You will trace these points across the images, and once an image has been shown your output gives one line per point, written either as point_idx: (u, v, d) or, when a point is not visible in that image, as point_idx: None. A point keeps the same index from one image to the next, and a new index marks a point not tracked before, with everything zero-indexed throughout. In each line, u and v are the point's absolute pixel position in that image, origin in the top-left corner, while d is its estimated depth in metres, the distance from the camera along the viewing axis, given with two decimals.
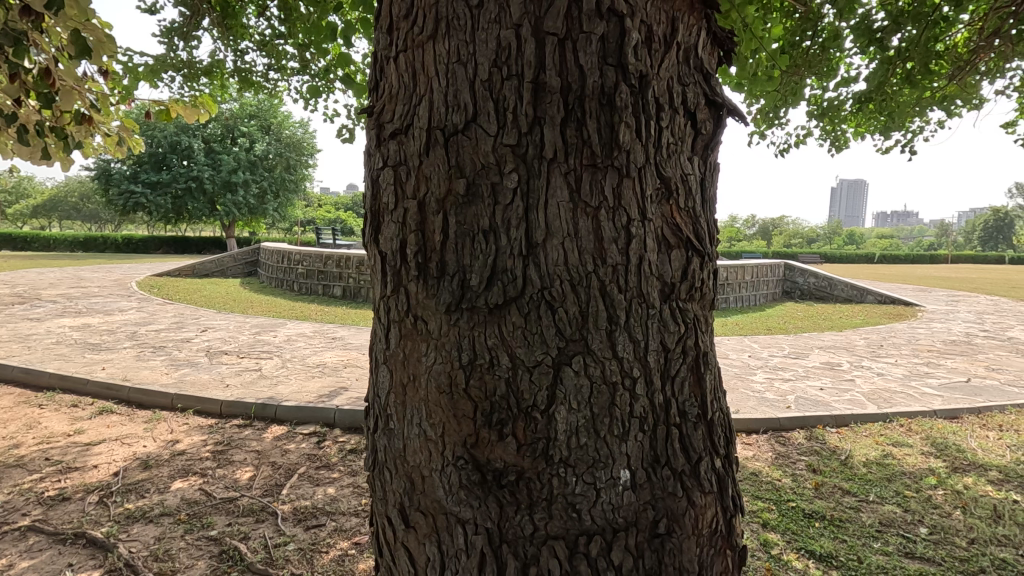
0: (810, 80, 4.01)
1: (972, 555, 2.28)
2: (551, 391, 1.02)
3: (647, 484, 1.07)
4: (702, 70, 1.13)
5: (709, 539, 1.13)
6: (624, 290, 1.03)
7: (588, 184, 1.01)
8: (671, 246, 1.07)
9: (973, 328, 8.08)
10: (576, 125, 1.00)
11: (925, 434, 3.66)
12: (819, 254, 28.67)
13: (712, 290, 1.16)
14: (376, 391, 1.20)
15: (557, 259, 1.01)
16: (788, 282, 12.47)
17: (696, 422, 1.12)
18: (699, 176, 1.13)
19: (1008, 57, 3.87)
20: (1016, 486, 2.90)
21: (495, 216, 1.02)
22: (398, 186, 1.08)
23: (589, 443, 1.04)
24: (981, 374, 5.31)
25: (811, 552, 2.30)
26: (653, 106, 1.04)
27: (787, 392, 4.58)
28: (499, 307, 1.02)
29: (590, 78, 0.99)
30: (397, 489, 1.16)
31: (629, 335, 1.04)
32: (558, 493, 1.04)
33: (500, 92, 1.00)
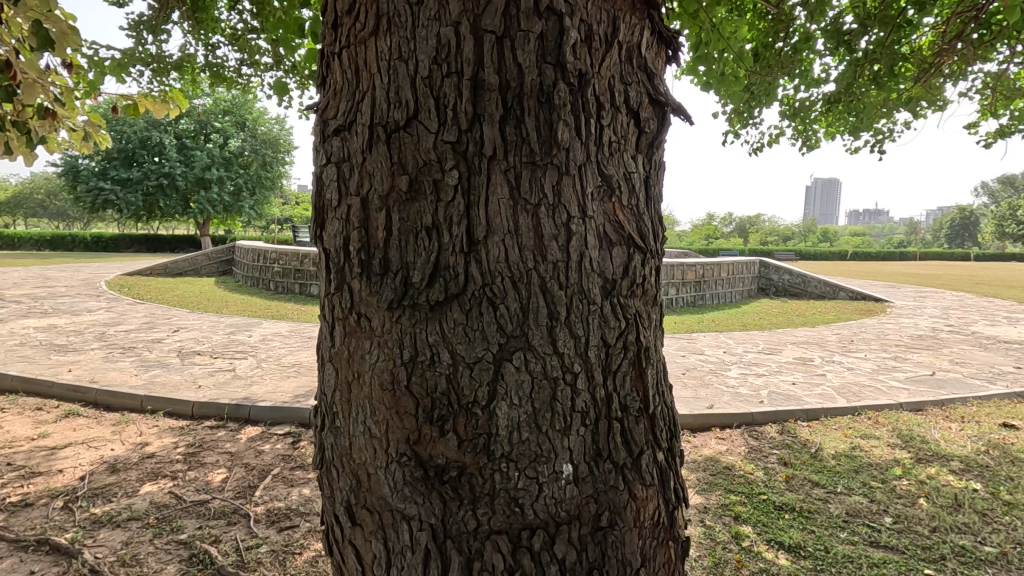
0: (781, 80, 4.09)
1: (934, 543, 2.36)
2: (491, 388, 1.03)
3: (590, 478, 1.08)
4: (646, 68, 1.13)
5: (651, 531, 1.15)
6: (565, 287, 1.04)
7: (528, 181, 1.02)
8: (613, 243, 1.08)
9: (939, 323, 8.31)
10: (515, 123, 1.00)
11: (892, 426, 3.76)
12: (794, 252, 29.17)
13: (654, 286, 1.17)
14: (323, 389, 1.19)
15: (498, 256, 1.02)
16: (762, 279, 12.67)
17: (638, 415, 1.13)
18: (642, 175, 1.14)
19: (970, 61, 4.00)
20: (976, 476, 3.00)
21: (438, 213, 1.02)
22: (341, 182, 1.08)
23: (532, 438, 1.05)
24: (946, 368, 5.47)
25: (781, 543, 2.34)
26: (593, 105, 1.05)
27: (760, 387, 4.67)
28: (441, 304, 1.02)
29: (528, 76, 1.00)
30: (344, 486, 1.15)
31: (569, 331, 1.05)
32: (500, 488, 1.05)
33: (440, 90, 1.00)
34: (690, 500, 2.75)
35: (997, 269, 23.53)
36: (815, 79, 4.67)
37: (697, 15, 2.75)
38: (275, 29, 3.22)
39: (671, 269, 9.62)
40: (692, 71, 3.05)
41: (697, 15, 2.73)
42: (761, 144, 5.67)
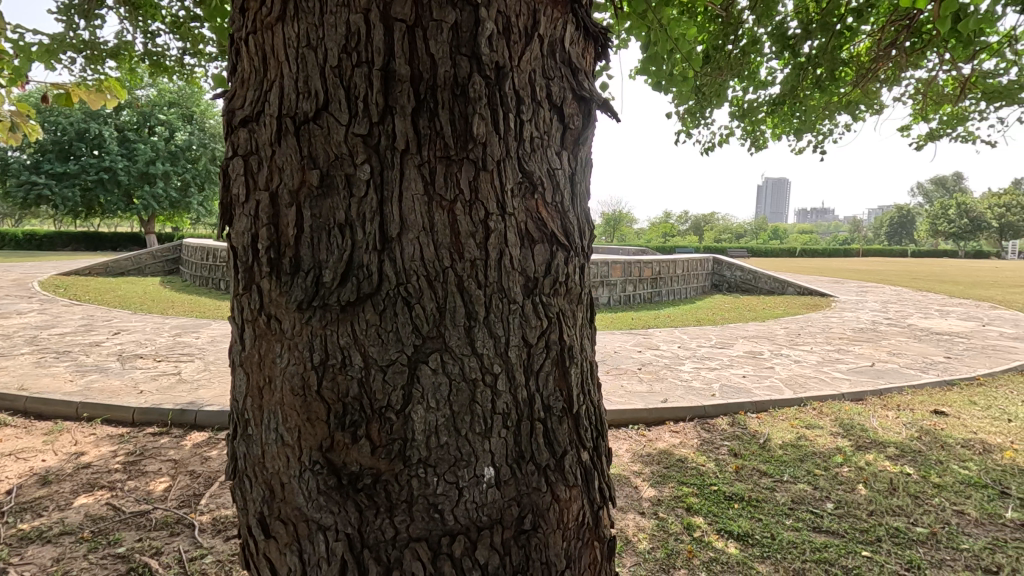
0: (731, 82, 4.20)
1: (871, 525, 2.47)
2: (406, 391, 1.01)
3: (512, 481, 1.08)
4: (569, 64, 1.12)
5: (575, 532, 1.16)
6: (483, 286, 1.03)
7: (443, 177, 1.00)
8: (535, 241, 1.07)
9: (878, 316, 8.75)
10: (428, 116, 0.98)
11: (835, 416, 3.92)
12: (744, 249, 30.17)
13: (579, 285, 1.17)
14: (234, 395, 1.14)
15: (413, 254, 1.00)
16: (715, 275, 13.05)
17: (561, 415, 1.13)
18: (567, 172, 1.13)
19: (904, 67, 4.21)
20: (910, 460, 3.17)
21: (350, 209, 0.99)
22: (248, 176, 1.03)
23: (451, 442, 1.04)
24: (883, 359, 5.77)
25: (730, 532, 2.41)
26: (512, 99, 1.03)
27: (711, 381, 4.79)
28: (353, 304, 0.99)
29: (442, 67, 0.98)
30: (256, 497, 1.11)
31: (489, 330, 1.04)
32: (418, 494, 1.04)
33: (350, 80, 0.97)
34: (645, 493, 2.79)
35: (932, 265, 24.90)
36: (762, 81, 4.81)
37: (645, 15, 2.80)
38: (217, 17, 3.09)
39: (629, 266, 9.76)
40: (643, 71, 3.08)
41: (646, 15, 2.79)
42: (712, 144, 5.84)
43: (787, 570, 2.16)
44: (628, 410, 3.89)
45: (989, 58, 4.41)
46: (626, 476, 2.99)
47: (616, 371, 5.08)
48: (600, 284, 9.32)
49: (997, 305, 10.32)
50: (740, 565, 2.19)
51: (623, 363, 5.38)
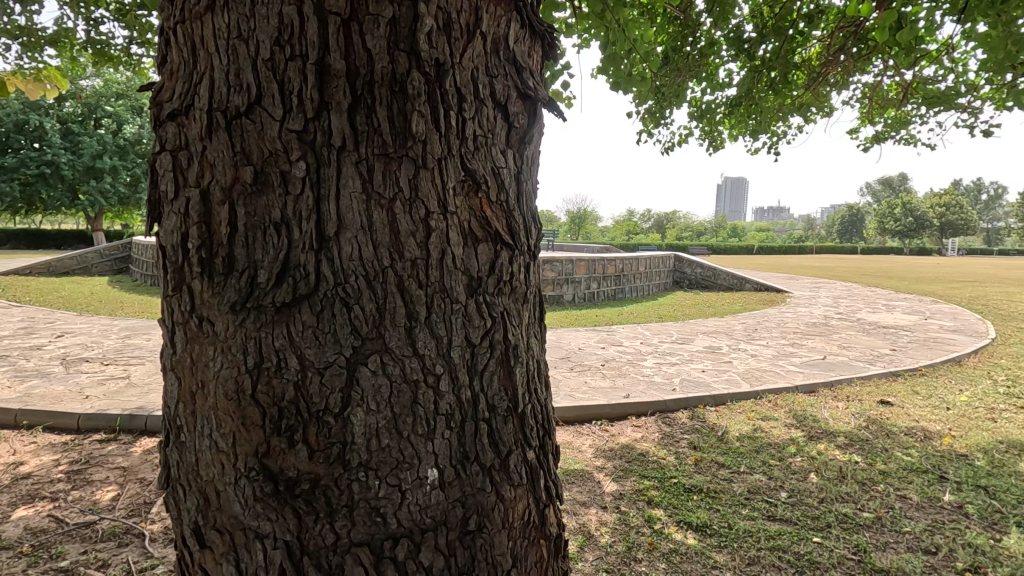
0: (689, 83, 4.30)
1: (821, 512, 2.57)
2: (345, 394, 1.00)
3: (456, 482, 1.09)
4: (514, 62, 1.12)
5: (521, 531, 1.17)
6: (425, 286, 1.02)
7: (381, 174, 0.98)
8: (477, 239, 1.07)
9: (830, 311, 9.11)
10: (365, 112, 0.97)
11: (789, 408, 4.06)
12: (704, 247, 30.96)
13: (525, 284, 1.17)
14: (165, 400, 1.10)
15: (351, 254, 0.98)
16: (677, 272, 13.35)
17: (506, 415, 1.13)
18: (512, 170, 1.13)
19: (851, 71, 4.38)
20: (858, 449, 3.31)
21: (286, 208, 0.97)
22: (178, 173, 0.99)
23: (392, 444, 1.03)
24: (834, 352, 6.01)
25: (689, 523, 2.46)
26: (453, 96, 1.02)
27: (672, 375, 4.89)
28: (288, 305, 0.97)
29: (379, 62, 0.96)
30: (191, 506, 1.08)
31: (430, 331, 1.04)
32: (360, 498, 1.03)
33: (283, 73, 0.94)
34: (607, 488, 2.83)
35: (879, 262, 26.08)
36: (719, 82, 4.94)
37: (603, 16, 2.85)
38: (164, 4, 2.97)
39: (593, 264, 9.86)
40: (602, 73, 3.13)
41: (604, 15, 2.84)
42: (671, 143, 5.96)
43: (743, 558, 2.22)
44: (591, 406, 3.93)
45: (929, 64, 4.64)
46: (589, 471, 3.03)
47: (579, 367, 5.13)
48: (564, 281, 9.39)
49: (937, 299, 10.91)
50: (698, 555, 2.24)
51: (586, 360, 5.44)
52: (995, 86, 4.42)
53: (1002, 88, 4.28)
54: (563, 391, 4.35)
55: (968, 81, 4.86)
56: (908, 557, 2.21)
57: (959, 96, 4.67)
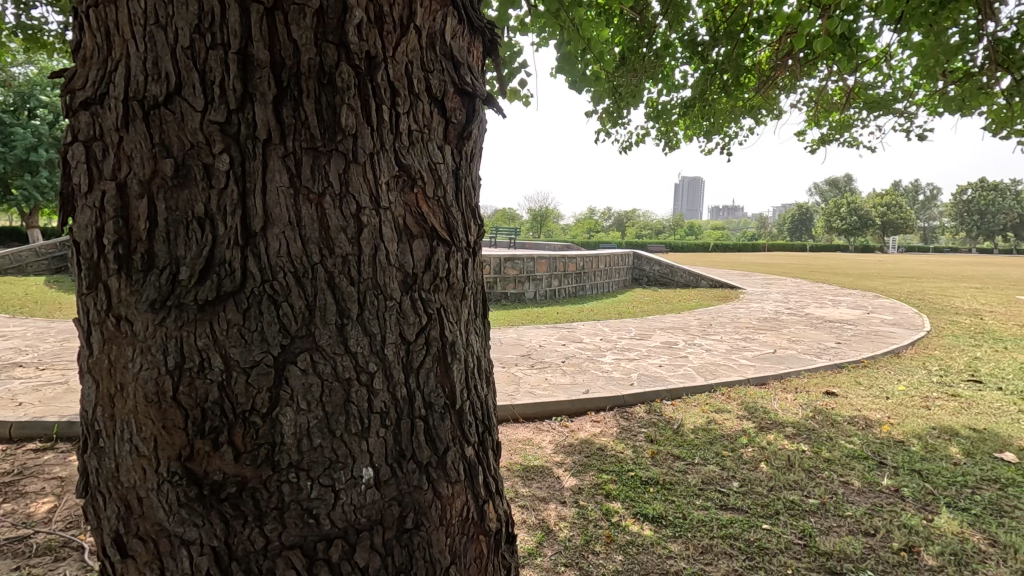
0: (646, 84, 4.38)
1: (770, 500, 2.66)
2: (274, 393, 0.97)
3: (392, 481, 1.08)
4: (451, 57, 1.12)
5: (460, 527, 1.18)
6: (357, 283, 1.01)
7: (309, 168, 0.96)
8: (413, 235, 1.06)
9: (780, 306, 9.47)
10: (292, 104, 0.94)
11: (741, 400, 4.20)
12: (662, 245, 31.70)
13: (462, 280, 1.18)
14: (83, 404, 1.05)
15: (279, 250, 0.96)
16: (635, 270, 13.63)
17: (443, 412, 1.14)
18: (449, 166, 1.13)
19: (799, 76, 4.56)
20: (805, 438, 3.45)
21: (210, 202, 0.94)
22: (92, 165, 0.95)
23: (324, 444, 1.02)
24: (783, 345, 6.26)
25: (645, 515, 2.51)
26: (386, 90, 1.01)
27: (630, 371, 4.98)
28: (212, 302, 0.94)
29: (305, 53, 0.94)
30: (112, 514, 1.03)
31: (364, 328, 1.03)
32: (291, 500, 1.01)
33: (204, 63, 0.91)
34: (566, 483, 2.86)
35: (827, 260, 27.23)
36: (675, 84, 5.06)
37: (557, 14, 2.85)
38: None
39: (554, 261, 9.93)
40: (558, 74, 3.14)
41: (558, 14, 2.85)
42: (629, 143, 6.06)
43: (697, 547, 2.28)
44: (550, 403, 3.96)
45: (870, 71, 4.88)
46: (549, 467, 3.05)
47: (540, 364, 5.16)
48: (525, 279, 9.42)
49: (878, 294, 11.49)
50: (654, 545, 2.29)
51: (547, 357, 5.47)
52: (928, 92, 4.69)
53: (934, 95, 4.55)
54: (523, 388, 4.37)
55: (905, 87, 5.14)
56: (849, 539, 2.32)
57: (896, 102, 4.93)
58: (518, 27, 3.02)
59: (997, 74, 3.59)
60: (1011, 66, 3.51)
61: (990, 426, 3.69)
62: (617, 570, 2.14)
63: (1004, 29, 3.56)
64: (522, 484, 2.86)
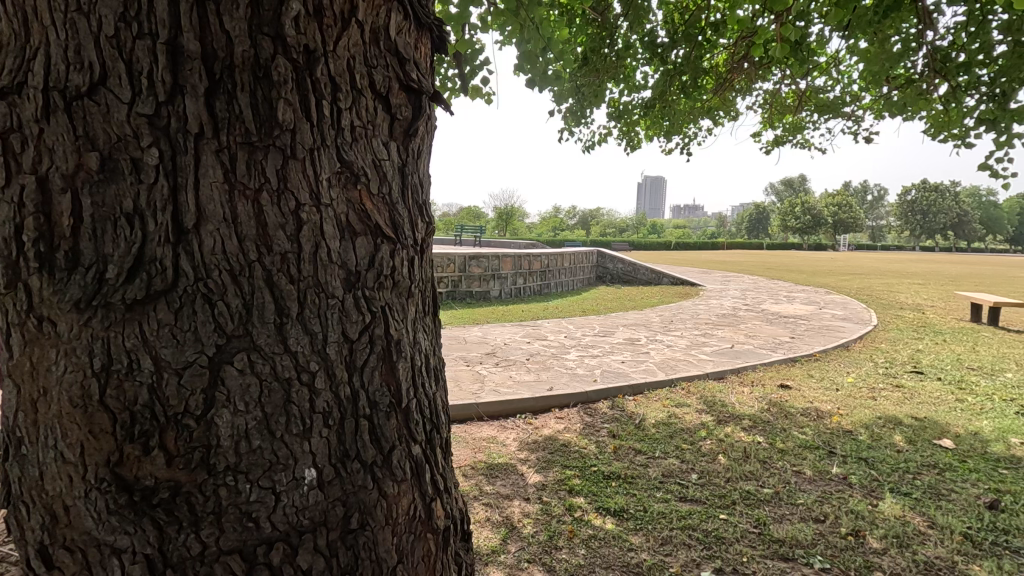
0: (608, 84, 4.44)
1: (727, 490, 2.75)
2: (209, 395, 0.96)
3: (336, 481, 1.08)
4: (395, 52, 1.11)
5: (406, 526, 1.18)
6: (296, 281, 1.00)
7: (244, 164, 0.95)
8: (356, 233, 1.06)
9: (738, 302, 9.76)
10: (226, 97, 0.93)
11: (700, 394, 4.31)
12: (625, 243, 32.21)
13: (408, 278, 1.18)
14: (3, 410, 1.00)
15: (213, 247, 0.94)
16: (599, 267, 13.82)
17: (388, 411, 1.14)
18: (395, 163, 1.13)
19: (754, 79, 4.71)
20: (760, 430, 3.57)
21: (139, 197, 0.91)
22: (9, 157, 0.90)
23: (264, 445, 1.01)
24: (741, 340, 6.45)
25: (608, 509, 2.55)
26: (326, 85, 1.01)
27: (594, 367, 5.05)
28: (142, 302, 0.91)
29: (239, 46, 0.92)
30: (36, 525, 0.98)
31: (304, 327, 1.02)
32: (228, 504, 0.99)
33: (131, 53, 0.88)
34: (530, 480, 2.88)
35: (782, 257, 28.16)
36: (636, 84, 5.14)
37: (517, 13, 2.86)
38: None
39: (519, 259, 9.96)
40: (519, 73, 3.15)
41: (519, 13, 2.86)
42: (591, 142, 6.13)
43: (657, 538, 2.33)
44: (515, 400, 3.98)
45: (820, 76, 5.08)
46: (513, 464, 3.06)
47: (505, 361, 5.18)
48: (490, 277, 9.41)
49: (829, 290, 11.97)
50: (615, 539, 2.33)
51: (512, 354, 5.49)
52: (873, 97, 4.91)
53: (879, 100, 4.76)
54: (488, 386, 4.37)
55: (852, 92, 5.36)
56: (801, 526, 2.41)
57: (844, 105, 5.14)
58: (480, 25, 3.02)
59: (935, 81, 3.79)
60: (948, 73, 3.70)
61: (930, 415, 3.89)
62: (579, 564, 2.16)
63: (943, 38, 3.75)
64: (487, 481, 2.87)
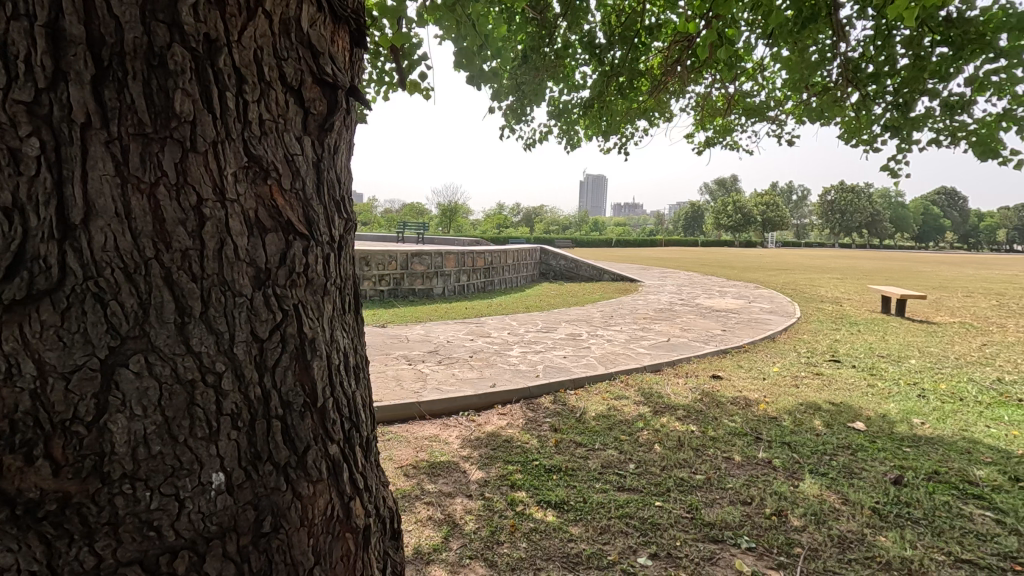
0: (548, 83, 4.49)
1: (663, 478, 2.86)
2: (102, 400, 0.91)
3: (246, 484, 1.06)
4: (308, 45, 1.08)
5: (324, 527, 1.17)
6: (199, 279, 0.97)
7: (138, 156, 0.91)
8: (265, 230, 1.04)
9: (674, 297, 10.13)
10: (115, 86, 0.88)
11: (638, 387, 4.45)
12: (567, 241, 32.71)
13: (324, 275, 1.16)
14: None
15: (104, 244, 0.89)
16: (542, 264, 13.98)
17: (303, 411, 1.13)
18: (309, 159, 1.11)
19: (686, 82, 4.90)
20: (693, 419, 3.73)
21: (18, 191, 0.85)
22: None
23: (166, 451, 0.97)
24: (676, 334, 6.71)
25: (549, 502, 2.60)
26: (229, 77, 0.98)
27: (536, 363, 5.11)
28: (22, 302, 0.85)
29: (130, 32, 0.88)
30: None
31: (208, 327, 0.99)
32: (126, 513, 0.95)
33: (5, 34, 0.82)
34: (473, 476, 2.88)
35: (716, 254, 29.45)
36: (575, 84, 5.23)
37: (453, 9, 2.83)
38: None
39: (462, 257, 9.91)
40: (457, 70, 3.13)
41: (455, 9, 2.83)
42: (533, 140, 6.18)
43: (596, 528, 2.39)
44: (457, 398, 3.96)
45: (747, 81, 5.35)
46: (455, 462, 3.05)
47: (447, 359, 5.15)
48: (433, 275, 9.32)
49: (758, 285, 12.62)
50: (556, 530, 2.38)
51: (455, 352, 5.47)
52: (794, 102, 5.23)
53: (799, 105, 5.07)
54: (431, 384, 4.33)
55: (776, 97, 5.68)
56: (730, 509, 2.54)
57: (769, 110, 5.45)
58: (416, 20, 2.97)
59: (848, 90, 4.07)
60: (859, 83, 3.99)
61: (845, 400, 4.20)
62: (521, 557, 2.19)
63: (854, 50, 4.04)
64: (429, 480, 2.84)
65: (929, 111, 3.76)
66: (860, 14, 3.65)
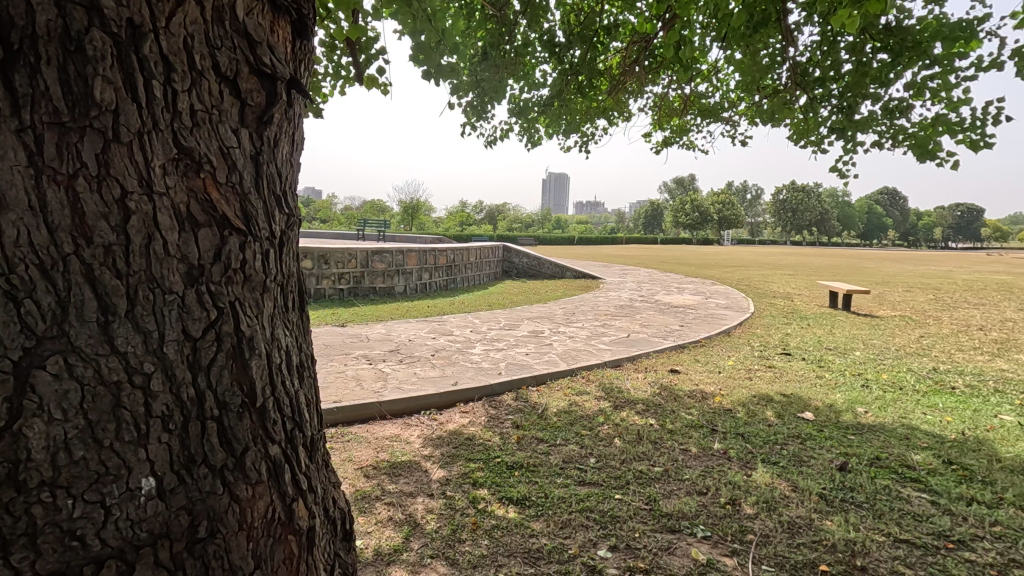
0: (508, 81, 4.48)
1: (622, 471, 2.91)
2: (16, 404, 0.86)
3: (180, 489, 1.03)
4: (244, 33, 1.05)
5: (264, 530, 1.14)
6: (125, 275, 0.93)
7: (55, 146, 0.86)
8: (198, 224, 1.01)
9: (634, 294, 10.32)
10: (28, 72, 0.84)
11: (599, 382, 4.51)
12: (530, 239, 32.87)
13: (263, 272, 1.13)
14: None
15: (17, 239, 0.85)
16: (505, 262, 13.99)
17: (240, 411, 1.09)
18: (245, 152, 1.08)
19: (644, 83, 4.98)
20: (652, 413, 3.81)
21: None
22: None
23: (90, 456, 0.93)
24: (636, 330, 6.84)
25: (510, 498, 2.60)
26: (156, 64, 0.94)
27: (499, 360, 5.11)
28: None
29: (43, 16, 0.84)
30: None
31: (135, 325, 0.95)
32: (46, 523, 0.91)
33: None
34: (434, 475, 2.86)
35: (675, 251, 30.10)
36: (535, 82, 5.25)
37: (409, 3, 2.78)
38: None
39: (423, 255, 9.81)
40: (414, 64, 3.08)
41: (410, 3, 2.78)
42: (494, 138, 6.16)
43: (557, 523, 2.42)
44: (418, 397, 3.93)
45: (702, 83, 5.48)
46: (416, 461, 3.03)
47: (409, 358, 5.09)
48: (394, 273, 9.19)
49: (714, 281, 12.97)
50: (518, 527, 2.39)
51: (416, 351, 5.41)
52: (747, 104, 5.39)
53: (751, 107, 5.23)
54: (392, 383, 4.27)
55: (730, 98, 5.85)
56: (686, 500, 2.61)
57: (722, 112, 5.60)
58: (371, 13, 2.91)
59: (796, 93, 4.23)
60: (807, 87, 4.14)
61: (796, 391, 4.37)
62: (482, 555, 2.19)
63: (802, 55, 4.18)
64: (389, 481, 2.81)
65: (871, 114, 3.94)
66: (806, 20, 3.80)
